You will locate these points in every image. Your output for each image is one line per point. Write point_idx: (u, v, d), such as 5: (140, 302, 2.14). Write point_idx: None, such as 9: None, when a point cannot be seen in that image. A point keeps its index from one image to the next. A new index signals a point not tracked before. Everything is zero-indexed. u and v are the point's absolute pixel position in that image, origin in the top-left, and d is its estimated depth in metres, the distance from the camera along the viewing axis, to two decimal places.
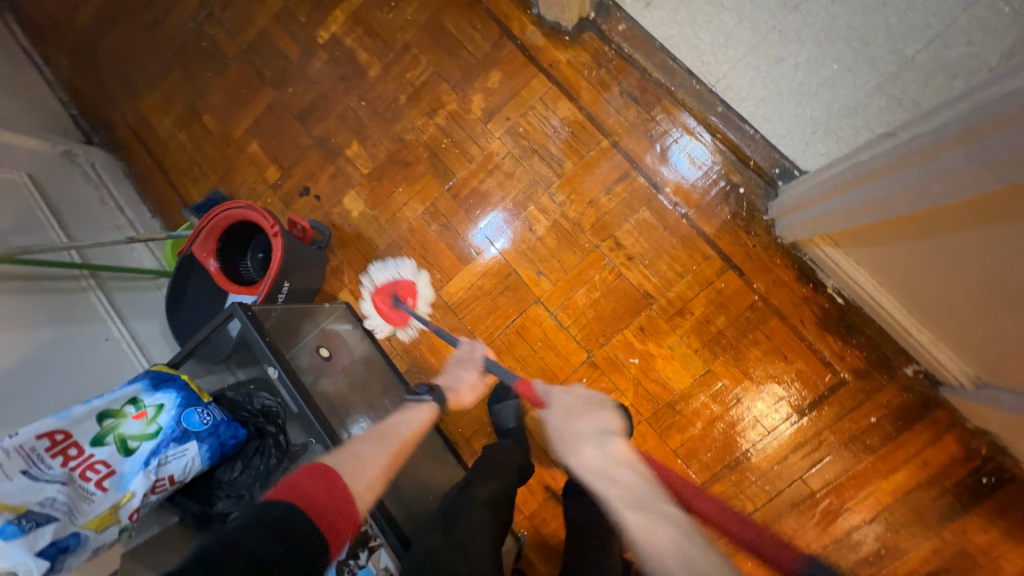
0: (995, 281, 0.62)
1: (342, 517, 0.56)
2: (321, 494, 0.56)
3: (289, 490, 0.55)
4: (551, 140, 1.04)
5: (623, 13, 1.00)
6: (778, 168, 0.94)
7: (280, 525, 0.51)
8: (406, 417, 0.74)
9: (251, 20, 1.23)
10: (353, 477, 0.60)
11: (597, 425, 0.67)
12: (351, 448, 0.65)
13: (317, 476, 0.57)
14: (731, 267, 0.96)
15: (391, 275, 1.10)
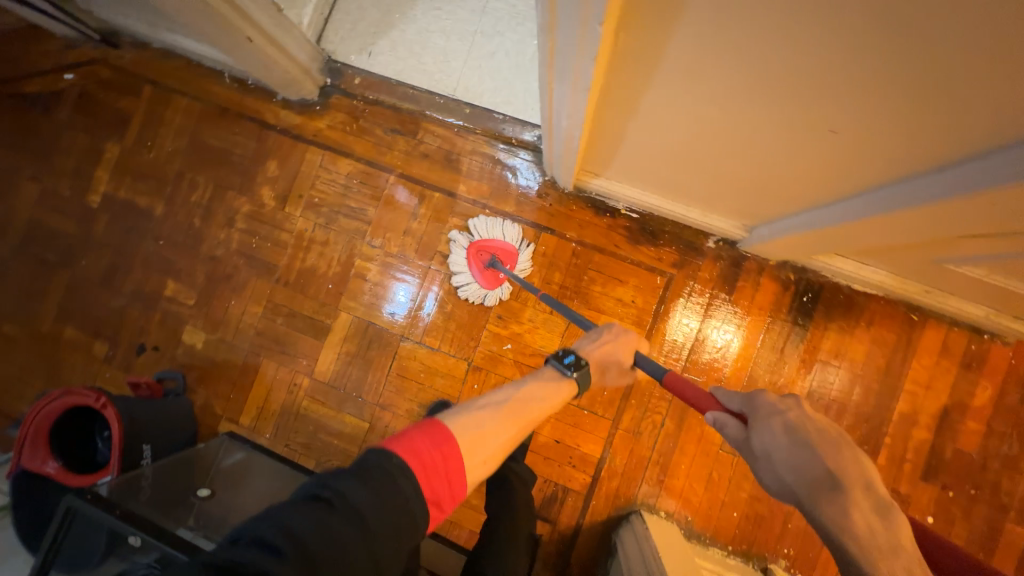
0: (675, 157, 0.75)
1: (451, 490, 0.52)
2: (437, 463, 0.52)
3: (405, 444, 0.51)
4: (347, 196, 1.10)
5: (353, 69, 1.10)
6: (535, 135, 1.06)
7: (390, 485, 0.47)
8: (536, 393, 0.69)
9: (13, 216, 1.18)
10: (473, 448, 0.56)
11: (847, 470, 0.41)
12: (479, 410, 0.61)
13: (436, 433, 0.54)
14: (542, 230, 1.06)
15: (494, 239, 1.04)
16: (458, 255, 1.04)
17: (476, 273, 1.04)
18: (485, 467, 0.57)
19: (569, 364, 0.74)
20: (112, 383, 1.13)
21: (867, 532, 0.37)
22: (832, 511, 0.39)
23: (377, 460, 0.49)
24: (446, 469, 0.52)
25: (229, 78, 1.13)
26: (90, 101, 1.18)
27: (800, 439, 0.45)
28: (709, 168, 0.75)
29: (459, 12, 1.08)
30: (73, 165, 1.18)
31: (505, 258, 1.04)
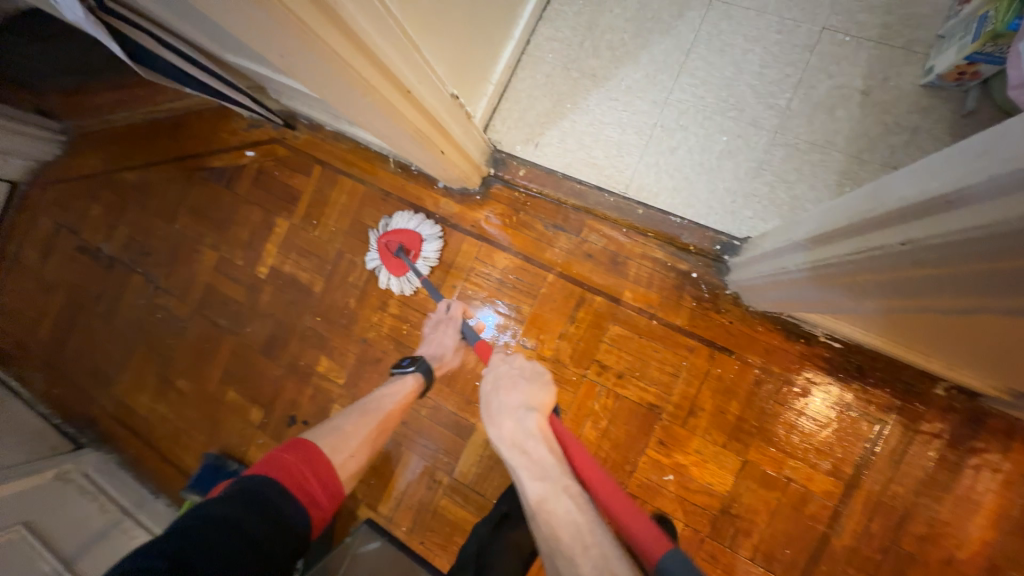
0: (963, 338, 0.66)
1: (321, 486, 0.72)
2: (302, 470, 0.71)
3: (268, 464, 0.70)
4: (500, 291, 1.06)
5: (519, 159, 1.06)
6: (718, 244, 0.95)
7: (262, 497, 0.65)
8: (387, 391, 0.89)
9: (195, 279, 1.29)
10: (337, 449, 0.77)
11: (517, 399, 0.73)
12: (334, 423, 0.81)
13: (300, 449, 0.73)
14: (718, 350, 0.94)
15: (401, 227, 1.10)
16: (370, 249, 1.11)
17: (387, 262, 1.09)
18: (355, 459, 0.78)
19: (409, 364, 0.94)
20: (264, 450, 1.18)
21: (522, 457, 0.67)
22: (496, 430, 0.72)
23: (245, 482, 0.67)
24: (314, 472, 0.72)
25: (394, 162, 1.15)
26: (266, 177, 1.26)
27: (534, 374, 0.78)
28: (1002, 358, 0.65)
29: (637, 103, 1.00)
30: (247, 237, 1.26)
31: (411, 246, 1.09)
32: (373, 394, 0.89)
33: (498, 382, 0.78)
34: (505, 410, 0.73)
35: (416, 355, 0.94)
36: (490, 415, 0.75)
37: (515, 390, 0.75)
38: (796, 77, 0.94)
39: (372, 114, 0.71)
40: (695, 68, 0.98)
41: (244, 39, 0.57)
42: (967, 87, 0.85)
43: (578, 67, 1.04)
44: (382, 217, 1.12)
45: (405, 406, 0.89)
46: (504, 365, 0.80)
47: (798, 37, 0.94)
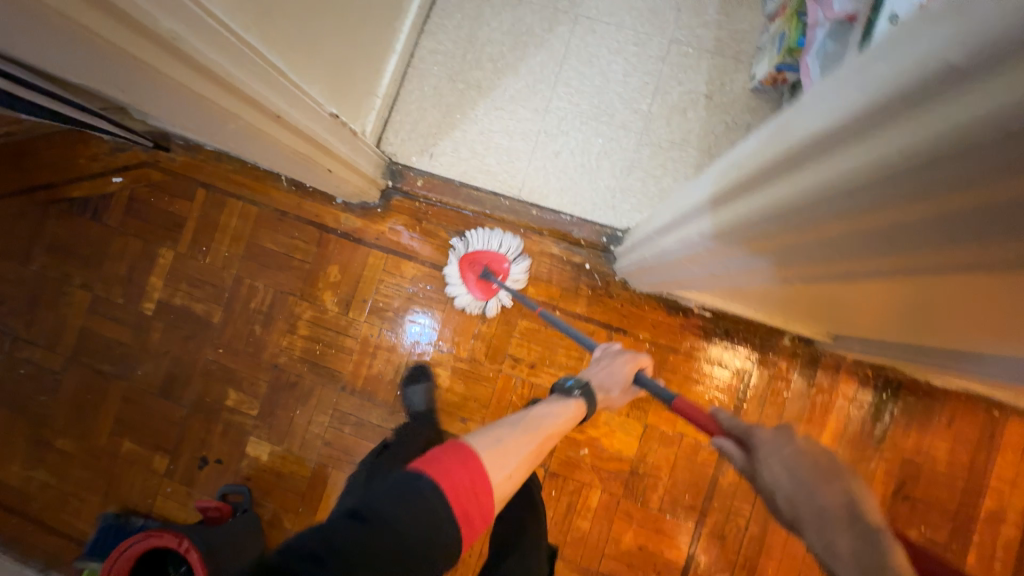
0: (791, 298, 0.78)
1: (479, 504, 0.56)
2: (465, 478, 0.55)
3: (437, 467, 0.55)
4: (413, 300, 1.08)
5: (415, 170, 1.08)
6: (605, 236, 1.05)
7: (427, 506, 0.52)
8: (548, 411, 0.77)
9: (65, 324, 1.15)
10: (500, 464, 0.60)
11: (838, 494, 0.42)
12: (497, 433, 0.65)
13: (460, 452, 0.57)
14: (614, 331, 1.05)
15: (487, 248, 1.05)
16: (451, 263, 1.06)
17: (470, 282, 1.06)
18: (511, 480, 0.61)
19: (573, 387, 0.83)
20: (174, 499, 1.10)
21: (857, 551, 0.38)
22: (820, 538, 0.41)
23: (417, 479, 0.53)
24: (473, 485, 0.56)
25: (286, 180, 1.11)
26: (141, 205, 1.15)
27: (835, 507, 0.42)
28: (820, 308, 0.78)
29: (521, 112, 1.08)
30: (126, 272, 1.15)
31: (496, 268, 1.05)
32: (531, 412, 0.74)
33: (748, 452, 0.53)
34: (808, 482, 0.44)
35: (582, 380, 0.84)
36: (801, 514, 0.43)
37: (773, 444, 0.50)
38: (653, 84, 1.07)
39: (259, 151, 0.75)
40: (569, 78, 1.08)
41: (115, 87, 0.60)
42: (780, 91, 1.03)
43: (463, 79, 1.09)
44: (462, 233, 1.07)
45: (566, 429, 0.77)
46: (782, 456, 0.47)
47: (651, 49, 1.07)
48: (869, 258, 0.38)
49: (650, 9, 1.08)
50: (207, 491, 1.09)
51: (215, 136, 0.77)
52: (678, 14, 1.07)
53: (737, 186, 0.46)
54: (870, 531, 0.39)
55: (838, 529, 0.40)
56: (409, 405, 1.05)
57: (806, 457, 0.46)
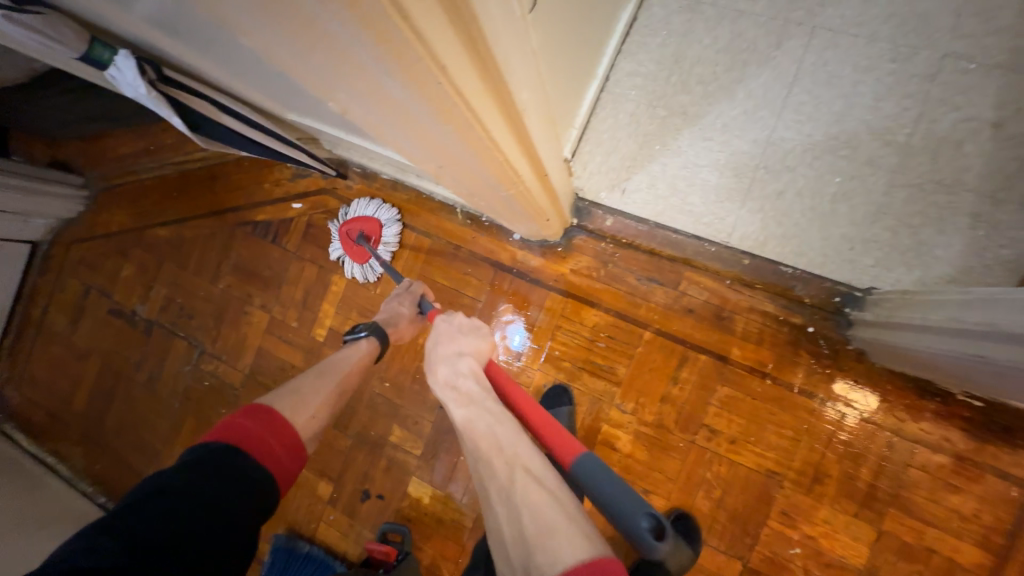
0: None
1: (289, 452, 0.69)
2: (262, 432, 0.68)
3: (225, 429, 0.67)
4: (591, 351, 0.98)
5: (604, 208, 0.97)
6: (838, 295, 0.87)
7: (231, 468, 0.62)
8: (349, 356, 0.88)
9: (244, 343, 1.20)
10: (297, 409, 0.74)
11: (468, 365, 0.69)
12: (293, 386, 0.79)
13: (260, 416, 0.70)
14: (842, 410, 0.87)
15: (365, 214, 1.10)
16: (334, 238, 1.12)
17: (347, 249, 1.10)
18: (319, 418, 0.76)
19: (364, 329, 0.92)
20: (337, 527, 1.10)
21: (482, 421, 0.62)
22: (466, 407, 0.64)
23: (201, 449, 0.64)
24: (280, 441, 0.69)
25: (462, 213, 1.06)
26: (317, 231, 1.17)
27: (471, 392, 0.66)
28: None
29: (736, 143, 0.92)
30: (300, 296, 1.17)
31: (371, 232, 1.09)
32: (330, 357, 0.88)
33: (443, 340, 0.73)
34: (479, 411, 0.63)
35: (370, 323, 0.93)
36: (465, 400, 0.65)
37: (458, 343, 0.72)
38: (916, 110, 0.86)
39: (489, 191, 0.62)
40: (800, 102, 0.90)
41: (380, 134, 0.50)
42: None
43: (666, 104, 0.96)
44: (341, 206, 1.12)
45: (365, 366, 0.89)
46: (444, 369, 0.69)
47: (916, 66, 0.86)
48: None
49: (917, 15, 0.86)
50: (367, 525, 1.08)
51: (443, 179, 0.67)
52: (957, 21, 0.85)
53: (945, 321, 0.64)
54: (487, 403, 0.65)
55: (483, 415, 0.63)
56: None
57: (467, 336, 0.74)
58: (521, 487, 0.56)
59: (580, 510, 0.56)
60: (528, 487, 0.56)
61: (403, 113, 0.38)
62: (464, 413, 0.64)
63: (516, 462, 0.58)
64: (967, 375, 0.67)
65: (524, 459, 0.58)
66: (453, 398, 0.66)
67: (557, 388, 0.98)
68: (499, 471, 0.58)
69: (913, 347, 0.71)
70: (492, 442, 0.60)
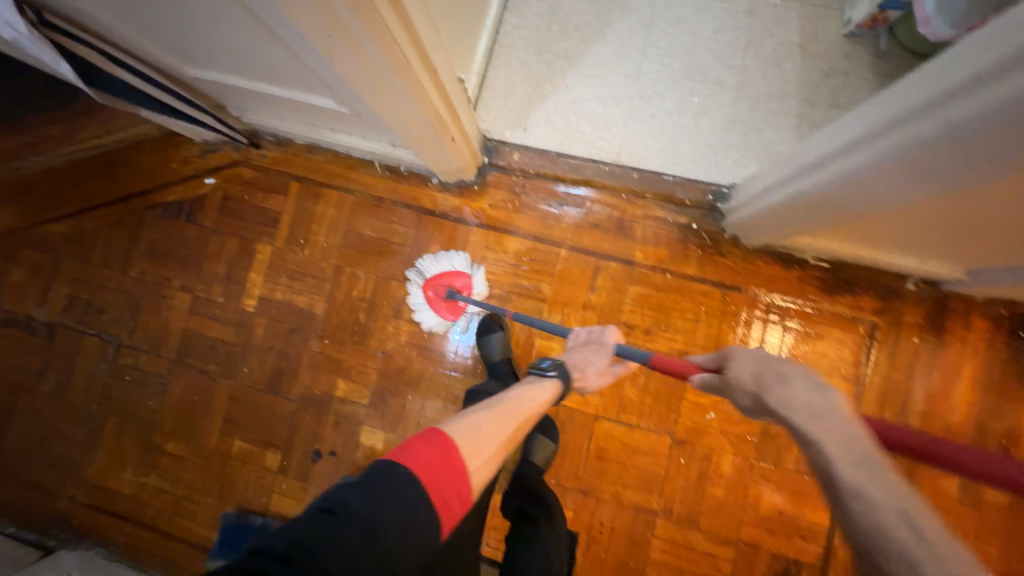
0: (955, 225, 0.71)
1: (459, 485, 0.53)
2: (443, 462, 0.52)
3: (402, 449, 0.52)
4: (517, 275, 1.07)
5: (510, 144, 1.08)
6: (710, 194, 1.03)
7: (396, 493, 0.48)
8: (523, 392, 0.76)
9: (168, 328, 1.16)
10: (478, 449, 0.59)
11: (801, 368, 0.53)
12: (472, 418, 0.65)
13: (439, 440, 0.55)
14: (728, 289, 1.03)
15: (451, 270, 1.07)
16: (415, 295, 1.08)
17: (437, 309, 1.07)
18: (489, 465, 0.60)
19: (549, 367, 0.82)
20: (290, 495, 1.08)
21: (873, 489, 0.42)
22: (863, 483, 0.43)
23: (381, 466, 0.50)
24: (450, 469, 0.53)
25: (380, 166, 1.11)
26: (234, 203, 1.16)
27: (813, 406, 0.48)
28: (987, 235, 0.71)
29: (612, 77, 1.07)
30: (224, 270, 1.15)
31: (461, 287, 1.07)
32: (505, 395, 0.74)
33: (761, 364, 0.56)
34: (827, 429, 0.46)
35: (558, 360, 0.83)
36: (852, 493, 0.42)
37: (780, 378, 0.53)
38: (744, 39, 1.06)
39: (406, 110, 0.70)
40: (658, 39, 1.07)
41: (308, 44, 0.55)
42: (878, 33, 1.01)
43: (551, 49, 1.08)
44: (412, 268, 1.09)
45: (542, 411, 0.76)
46: (797, 388, 0.50)
47: (739, 4, 1.06)
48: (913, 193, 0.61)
49: None
50: (321, 485, 1.08)
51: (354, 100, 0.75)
52: None
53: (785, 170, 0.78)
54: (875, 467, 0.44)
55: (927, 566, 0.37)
56: (485, 358, 1.02)
57: (780, 362, 0.55)
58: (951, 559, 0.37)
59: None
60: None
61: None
62: (838, 451, 0.45)
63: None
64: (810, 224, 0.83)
65: (922, 521, 0.40)
66: (836, 451, 0.45)
67: (488, 319, 1.06)
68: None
69: (772, 210, 0.86)
70: (882, 505, 0.41)
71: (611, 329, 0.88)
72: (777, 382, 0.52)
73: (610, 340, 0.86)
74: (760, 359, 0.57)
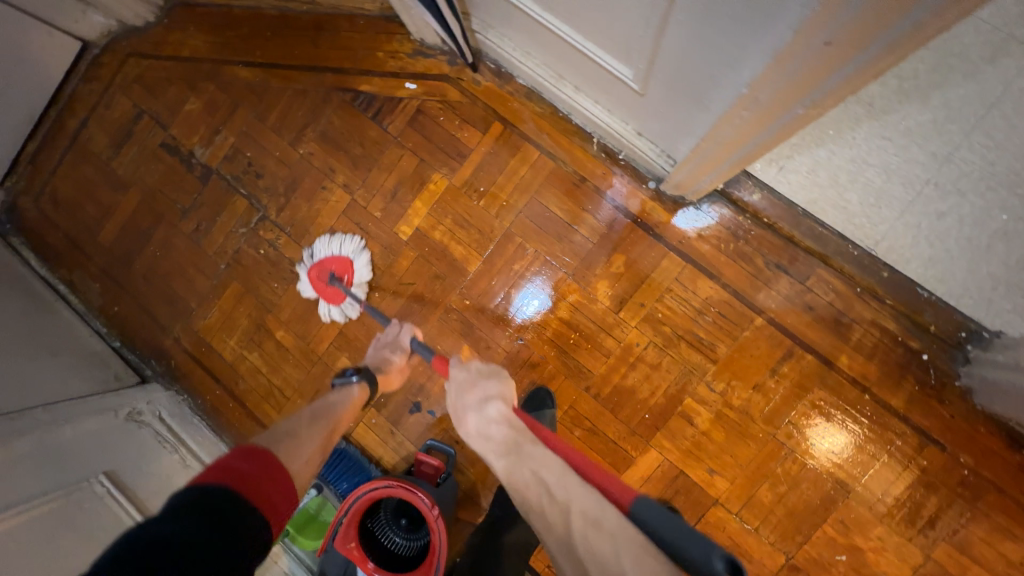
0: None
1: (285, 492, 0.61)
2: (249, 472, 0.58)
3: (218, 470, 0.57)
4: (696, 323, 0.94)
5: (756, 180, 0.91)
6: (965, 330, 0.86)
7: (218, 514, 0.52)
8: (341, 397, 0.83)
9: (315, 219, 1.10)
10: (293, 455, 0.67)
11: (482, 394, 0.73)
12: (287, 427, 0.73)
13: (255, 455, 0.61)
14: (931, 442, 0.88)
15: (328, 254, 1.07)
16: (303, 284, 1.07)
17: (320, 291, 1.06)
18: (309, 465, 0.69)
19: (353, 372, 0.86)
20: (376, 432, 1.05)
21: (535, 468, 0.59)
22: (506, 469, 0.61)
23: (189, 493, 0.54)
24: (265, 474, 0.60)
25: (597, 144, 0.98)
26: (426, 120, 1.05)
27: (490, 425, 0.68)
28: None
29: (913, 150, 0.87)
30: (391, 185, 1.07)
31: (342, 271, 1.06)
32: (320, 399, 0.82)
33: (463, 385, 0.76)
34: (489, 435, 0.67)
35: (360, 365, 0.87)
36: (513, 464, 0.61)
37: (480, 387, 0.74)
38: None
39: (750, 134, 0.57)
40: (993, 126, 0.85)
41: (763, 39, 0.43)
42: None
43: (854, 90, 0.89)
44: (305, 248, 1.08)
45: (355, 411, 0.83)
46: (472, 409, 0.71)
47: None
48: None
49: None
50: (409, 436, 1.04)
51: (684, 96, 0.62)
52: None
53: None
54: (515, 448, 0.63)
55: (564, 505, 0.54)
56: None
57: (481, 376, 0.76)
58: (559, 494, 0.55)
59: (653, 549, 0.49)
60: (585, 532, 0.51)
61: (886, 7, 0.34)
62: (495, 452, 0.64)
63: (566, 510, 0.53)
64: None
65: (548, 481, 0.57)
66: (493, 447, 0.65)
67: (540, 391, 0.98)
68: (539, 503, 0.56)
69: None
70: (526, 480, 0.58)
71: (405, 328, 0.94)
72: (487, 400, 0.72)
73: (402, 336, 0.93)
74: (461, 386, 0.76)
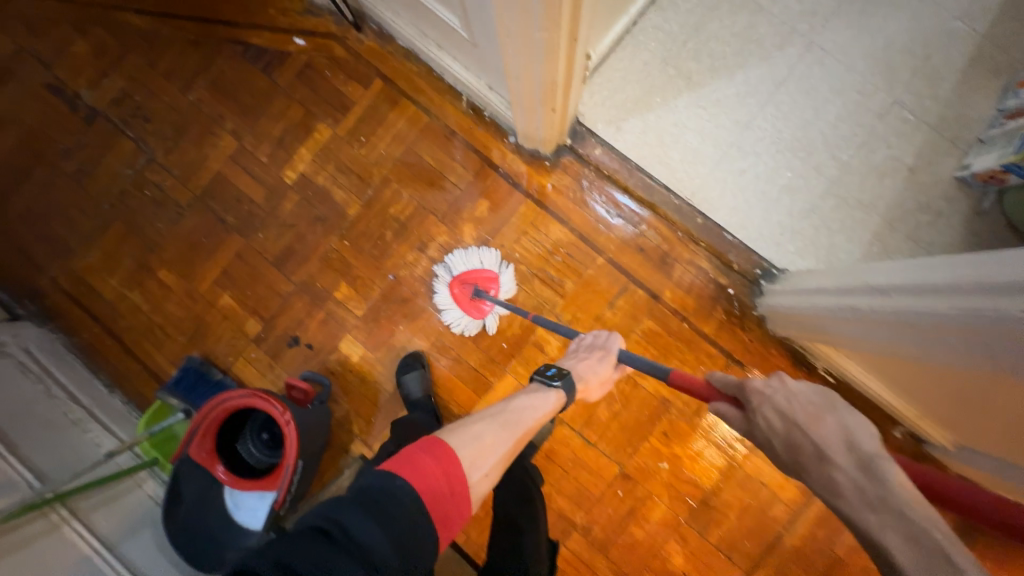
0: (956, 394, 0.73)
1: (457, 503, 0.55)
2: (435, 468, 0.55)
3: (405, 464, 0.54)
4: (548, 262, 1.07)
5: (598, 138, 1.06)
6: (759, 268, 1.03)
7: (392, 509, 0.50)
8: (527, 403, 0.74)
9: (203, 163, 1.14)
10: (475, 463, 0.60)
11: (835, 434, 0.49)
12: (473, 429, 0.65)
13: (438, 453, 0.57)
14: (734, 362, 1.04)
15: (472, 267, 1.06)
16: (444, 296, 1.07)
17: (463, 306, 1.06)
18: (489, 480, 0.61)
19: (554, 376, 0.78)
20: (256, 365, 1.10)
21: None
22: None
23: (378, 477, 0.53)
24: (449, 484, 0.55)
25: (467, 102, 1.09)
26: (314, 74, 1.13)
27: (870, 495, 0.45)
28: (974, 410, 0.74)
29: (722, 118, 1.04)
30: (278, 133, 1.13)
31: (487, 285, 1.06)
32: (510, 401, 0.73)
33: (791, 414, 0.53)
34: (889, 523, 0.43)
35: (562, 369, 0.79)
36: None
37: (825, 422, 0.50)
38: (861, 138, 1.02)
39: (529, 56, 0.66)
40: (781, 101, 1.04)
41: None
42: (987, 190, 0.98)
43: (676, 64, 1.05)
44: (440, 262, 1.08)
45: (545, 422, 0.74)
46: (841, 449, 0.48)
47: (872, 103, 1.02)
48: (937, 355, 0.63)
49: (886, 62, 1.02)
50: (288, 369, 1.10)
51: (487, 25, 0.70)
52: (912, 77, 1.02)
53: (849, 281, 0.78)
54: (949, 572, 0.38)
55: None
56: (407, 394, 1.02)
57: (824, 406, 0.52)
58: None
59: None
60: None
61: None
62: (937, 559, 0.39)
63: None
64: (847, 341, 0.83)
65: None
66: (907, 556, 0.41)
67: (409, 358, 1.06)
68: None
69: (811, 310, 0.86)
70: None
71: (611, 335, 0.89)
72: (819, 465, 0.49)
73: (614, 345, 0.85)
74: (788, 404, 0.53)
